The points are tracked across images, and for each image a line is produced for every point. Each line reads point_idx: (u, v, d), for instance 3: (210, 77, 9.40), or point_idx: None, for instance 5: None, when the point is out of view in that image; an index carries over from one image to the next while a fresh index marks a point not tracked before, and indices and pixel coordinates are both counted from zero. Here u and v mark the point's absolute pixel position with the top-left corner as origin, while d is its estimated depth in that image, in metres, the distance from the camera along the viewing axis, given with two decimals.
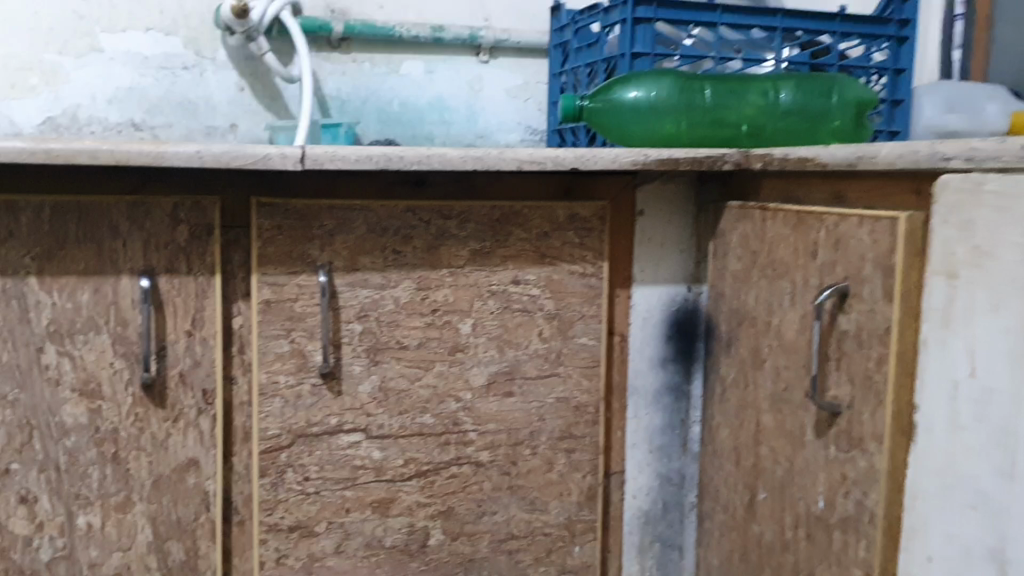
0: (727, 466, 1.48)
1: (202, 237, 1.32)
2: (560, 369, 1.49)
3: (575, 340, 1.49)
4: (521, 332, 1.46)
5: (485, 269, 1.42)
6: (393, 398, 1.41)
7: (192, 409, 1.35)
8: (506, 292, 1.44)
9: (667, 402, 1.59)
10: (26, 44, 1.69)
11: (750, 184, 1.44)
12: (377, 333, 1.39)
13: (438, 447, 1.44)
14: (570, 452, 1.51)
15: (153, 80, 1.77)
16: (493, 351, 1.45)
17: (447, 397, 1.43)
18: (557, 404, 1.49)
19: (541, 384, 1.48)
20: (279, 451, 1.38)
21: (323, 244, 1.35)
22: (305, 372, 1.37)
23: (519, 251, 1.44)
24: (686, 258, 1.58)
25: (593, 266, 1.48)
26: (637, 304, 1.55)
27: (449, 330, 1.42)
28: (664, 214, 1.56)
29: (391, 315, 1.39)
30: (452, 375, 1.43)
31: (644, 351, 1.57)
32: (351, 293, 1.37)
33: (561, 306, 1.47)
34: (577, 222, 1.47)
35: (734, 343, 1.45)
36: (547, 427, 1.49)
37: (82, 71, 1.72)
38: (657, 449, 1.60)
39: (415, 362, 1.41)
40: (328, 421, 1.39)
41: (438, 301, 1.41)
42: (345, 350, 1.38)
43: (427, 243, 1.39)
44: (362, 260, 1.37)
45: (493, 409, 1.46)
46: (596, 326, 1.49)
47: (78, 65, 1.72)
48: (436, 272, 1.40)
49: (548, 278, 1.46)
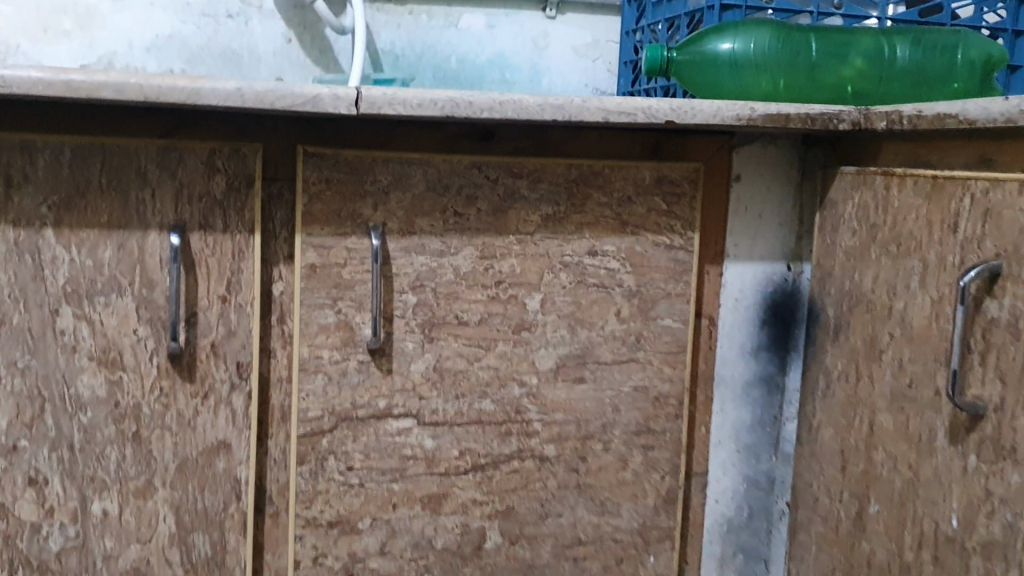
0: (829, 471, 1.29)
1: (242, 190, 1.15)
2: (640, 354, 1.31)
3: (659, 322, 1.31)
4: (598, 312, 1.28)
5: (559, 238, 1.25)
6: (450, 379, 1.24)
7: (224, 385, 1.18)
8: (582, 264, 1.26)
9: (758, 396, 1.40)
10: None
11: (867, 147, 1.25)
12: (433, 306, 1.22)
13: (499, 437, 1.27)
14: (648, 448, 1.33)
15: (195, 27, 1.60)
16: (563, 331, 1.27)
17: (510, 381, 1.26)
18: (635, 394, 1.31)
19: (618, 370, 1.30)
20: (320, 436, 1.21)
21: (377, 203, 1.18)
22: (352, 347, 1.20)
23: (597, 219, 1.26)
24: (786, 233, 1.38)
25: (680, 238, 1.30)
26: (728, 284, 1.37)
27: (514, 305, 1.25)
28: (763, 181, 1.36)
29: (450, 287, 1.22)
30: (517, 356, 1.26)
31: (734, 337, 1.38)
32: (408, 259, 1.20)
33: (645, 283, 1.29)
34: (665, 186, 1.29)
35: (843, 331, 1.27)
36: (622, 420, 1.31)
37: (119, 16, 1.57)
38: (744, 449, 1.41)
39: (475, 340, 1.24)
40: (376, 404, 1.22)
41: (504, 272, 1.24)
42: (398, 323, 1.21)
43: (493, 206, 1.22)
44: (420, 223, 1.20)
45: (563, 397, 1.28)
46: (683, 308, 1.31)
47: (116, 9, 1.56)
48: (501, 239, 1.23)
49: (630, 249, 1.28)
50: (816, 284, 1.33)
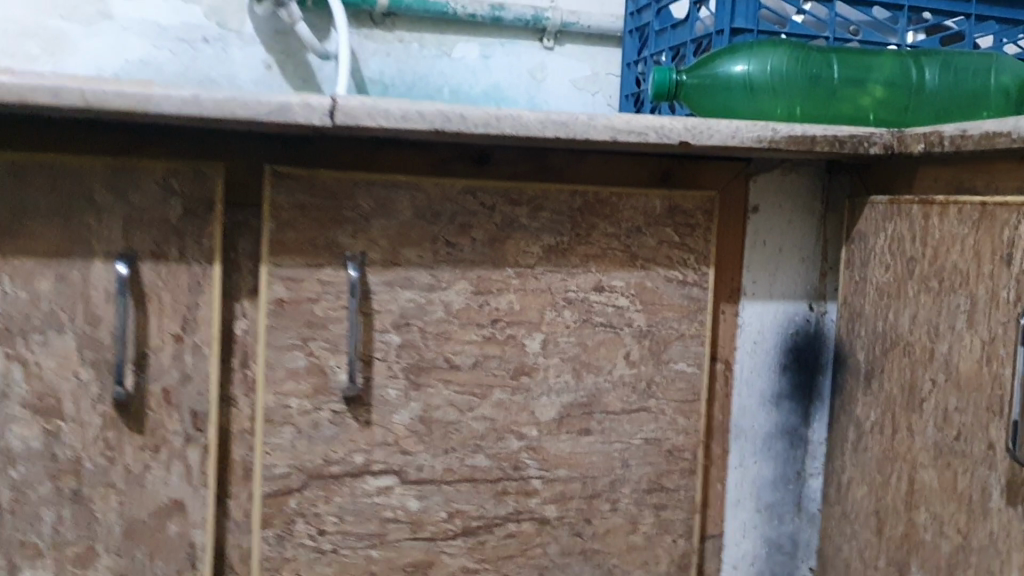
0: (863, 535, 1.14)
1: (200, 212, 1.02)
2: (650, 403, 1.17)
3: (671, 367, 1.18)
4: (605, 355, 1.15)
5: (561, 271, 1.12)
6: (437, 432, 1.10)
7: (177, 437, 1.04)
8: (587, 301, 1.13)
9: (780, 450, 1.26)
10: (27, 6, 1.41)
11: (897, 172, 1.11)
12: (420, 349, 1.08)
13: (493, 498, 1.12)
14: (659, 509, 1.19)
15: (171, 54, 1.48)
16: (567, 377, 1.14)
17: (507, 433, 1.12)
18: (645, 447, 1.18)
19: (626, 421, 1.16)
20: (287, 496, 1.06)
21: (353, 231, 1.05)
22: (326, 394, 1.06)
23: (604, 251, 1.13)
24: (808, 270, 1.24)
25: (695, 274, 1.17)
26: (747, 325, 1.22)
27: (511, 347, 1.11)
28: (784, 212, 1.22)
29: (439, 325, 1.08)
30: (512, 405, 1.12)
31: (753, 384, 1.24)
32: (393, 295, 1.06)
33: (655, 322, 1.16)
34: (679, 216, 1.15)
35: (876, 376, 1.12)
36: (631, 476, 1.17)
37: (90, 42, 1.44)
38: (765, 509, 1.26)
39: (468, 387, 1.10)
40: (353, 460, 1.08)
41: (502, 309, 1.11)
42: (379, 367, 1.07)
43: (489, 235, 1.09)
44: (405, 253, 1.06)
45: (565, 451, 1.15)
46: (695, 349, 1.18)
47: (87, 34, 1.44)
48: (498, 272, 1.10)
49: (639, 285, 1.15)
50: (844, 324, 1.19)
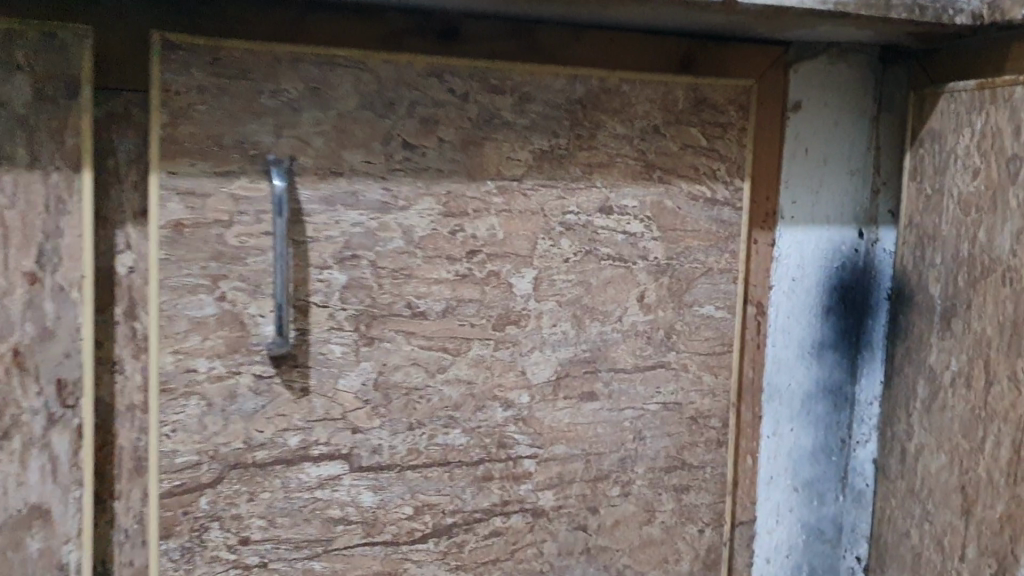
0: (942, 517, 0.89)
1: (59, 101, 0.70)
2: (670, 357, 0.90)
3: (696, 310, 0.91)
4: (614, 296, 0.87)
5: (557, 186, 0.84)
6: (397, 402, 0.82)
7: (35, 419, 0.73)
8: (591, 226, 0.86)
9: (820, 413, 1.00)
10: None
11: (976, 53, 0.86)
12: (374, 291, 0.80)
13: (471, 486, 0.85)
14: (681, 492, 0.92)
15: None
16: (566, 327, 0.86)
17: (489, 401, 0.85)
18: (664, 414, 0.91)
19: (639, 383, 0.89)
20: (195, 494, 0.77)
21: (277, 127, 0.76)
22: (245, 353, 0.78)
23: (612, 158, 0.86)
24: (857, 186, 0.99)
25: (724, 190, 0.90)
26: (784, 256, 0.96)
27: (492, 287, 0.84)
28: (829, 111, 0.97)
29: (395, 257, 0.80)
30: (494, 365, 0.85)
31: (791, 332, 0.98)
32: (333, 215, 0.78)
33: (675, 253, 0.89)
34: (706, 113, 0.89)
35: (959, 314, 0.87)
36: (647, 452, 0.90)
37: None
38: (802, 487, 1.01)
39: (438, 341, 0.83)
40: (285, 441, 0.79)
41: (480, 236, 0.83)
42: (318, 316, 0.78)
43: (462, 135, 0.81)
44: (350, 158, 0.78)
45: (562, 424, 0.87)
46: (724, 287, 0.92)
47: None
48: (475, 187, 0.82)
49: (658, 204, 0.88)
50: (908, 254, 0.95)
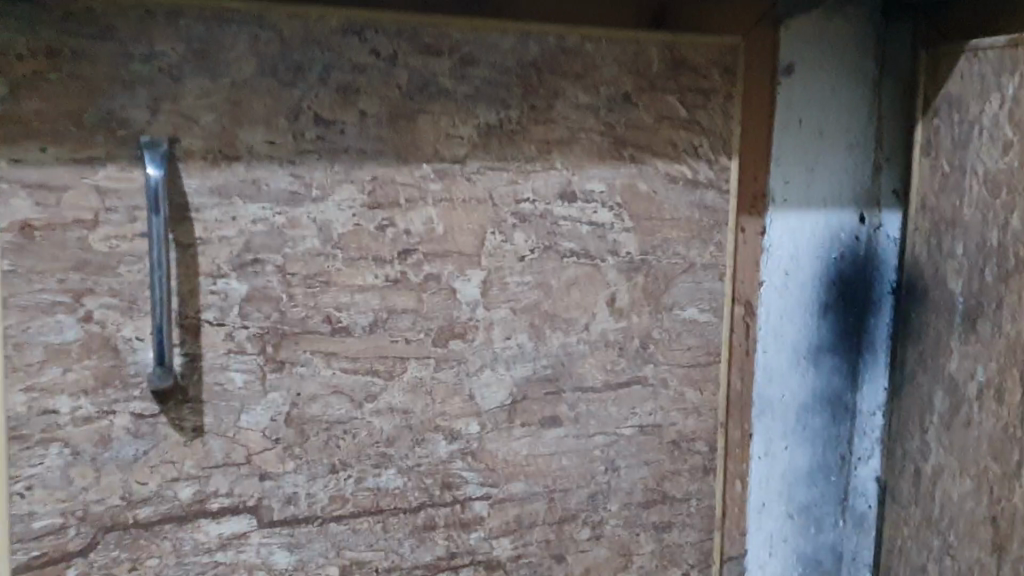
0: (968, 552, 0.76)
1: None
2: (648, 371, 0.75)
3: (677, 315, 0.76)
4: (579, 301, 0.73)
5: (507, 169, 0.69)
6: (315, 439, 0.67)
7: None
8: (549, 217, 0.71)
9: (817, 427, 0.86)
10: None
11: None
12: (282, 306, 0.65)
13: (410, 538, 0.70)
14: (661, 529, 0.78)
15: None
16: (522, 339, 0.71)
17: (430, 433, 0.70)
18: (641, 439, 0.76)
19: (611, 403, 0.75)
20: (60, 566, 0.61)
21: (153, 101, 0.60)
22: (120, 388, 0.62)
23: (574, 134, 0.71)
24: (858, 163, 0.85)
25: (708, 170, 0.75)
26: (774, 245, 0.82)
27: (431, 294, 0.68)
28: (824, 77, 0.82)
29: (309, 261, 0.65)
30: (435, 389, 0.70)
31: (784, 335, 0.83)
32: (229, 210, 0.63)
33: (652, 247, 0.74)
34: (686, 78, 0.74)
35: (986, 314, 0.73)
36: (622, 485, 0.76)
37: None
38: (799, 514, 0.87)
39: (365, 363, 0.67)
40: (176, 494, 0.64)
41: (415, 232, 0.67)
42: (211, 338, 0.63)
43: (389, 107, 0.65)
44: (247, 137, 0.62)
45: (519, 456, 0.73)
46: (710, 286, 0.77)
47: None
48: (408, 172, 0.67)
49: (630, 187, 0.73)
50: (921, 242, 0.81)
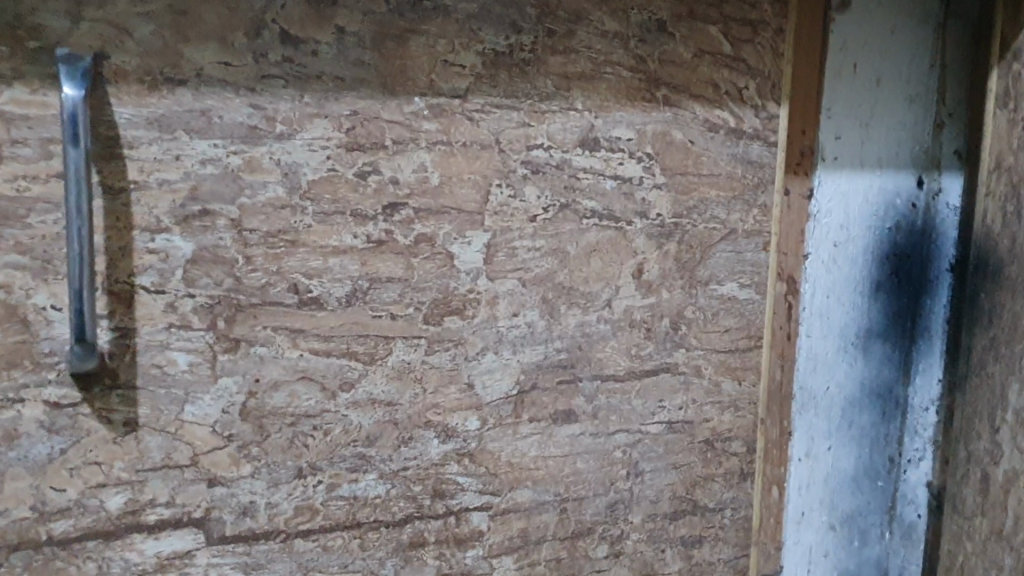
0: None
1: None
2: (680, 358, 0.63)
3: (715, 291, 0.63)
4: (599, 272, 0.60)
5: (518, 108, 0.57)
6: (278, 436, 0.54)
7: None
8: (567, 168, 0.58)
9: (865, 426, 0.75)
10: None
11: None
12: (239, 271, 0.52)
13: (394, 558, 0.58)
14: (690, 545, 0.66)
15: None
16: (531, 318, 0.59)
17: (419, 430, 0.57)
18: (669, 439, 0.64)
19: (636, 395, 0.62)
20: None
21: (74, 5, 0.47)
22: (30, 371, 0.49)
23: (597, 68, 0.58)
24: (918, 118, 0.73)
25: (753, 119, 0.63)
26: (822, 212, 0.70)
27: (424, 259, 0.56)
28: (883, 13, 0.70)
29: (271, 215, 0.52)
30: (426, 376, 0.57)
31: (832, 318, 0.72)
32: (172, 147, 0.50)
33: (687, 208, 0.62)
34: (731, 5, 0.61)
35: None
36: (647, 493, 0.64)
37: None
38: (843, 524, 0.75)
39: (340, 342, 0.55)
40: (102, 503, 0.51)
41: (404, 182, 0.55)
42: (148, 308, 0.51)
43: (374, 25, 0.53)
44: (195, 56, 0.50)
45: (525, 459, 0.60)
46: (752, 258, 0.64)
47: None
48: (396, 108, 0.54)
49: (663, 135, 0.60)
50: (994, 211, 0.69)
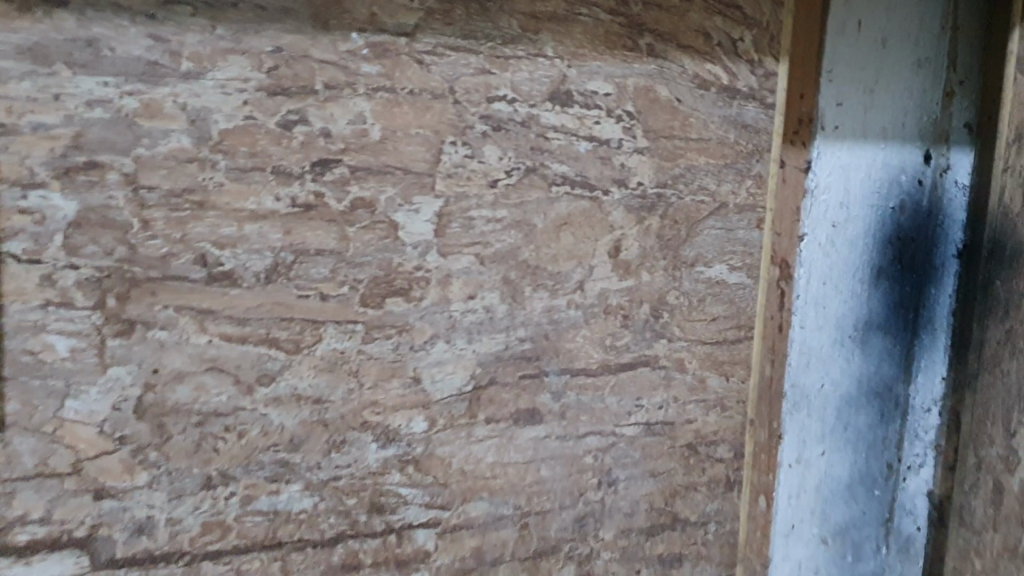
0: None
1: None
2: (661, 351, 0.55)
3: (700, 273, 0.55)
4: (570, 249, 0.51)
5: (477, 51, 0.47)
6: (182, 438, 0.45)
7: None
8: (534, 124, 0.49)
9: (862, 428, 0.67)
10: None
11: None
12: (135, 239, 0.43)
13: None
14: (669, 566, 0.58)
15: None
16: (489, 302, 0.50)
17: (355, 432, 0.48)
18: (647, 442, 0.55)
19: (610, 393, 0.54)
20: None
21: None
22: None
23: (570, 7, 0.49)
24: (929, 84, 0.64)
25: (749, 76, 0.54)
26: (821, 189, 0.62)
27: (362, 228, 0.47)
28: None
29: (175, 169, 0.43)
30: (363, 368, 0.48)
31: (828, 309, 0.63)
32: (49, 84, 0.40)
33: (672, 176, 0.53)
34: None
35: None
36: (621, 505, 0.55)
37: None
38: (835, 537, 0.67)
39: (257, 326, 0.46)
40: None
41: (339, 136, 0.46)
42: (19, 281, 0.41)
43: None
44: None
45: (480, 466, 0.52)
46: (745, 236, 0.56)
47: None
48: (330, 46, 0.45)
49: (647, 91, 0.51)
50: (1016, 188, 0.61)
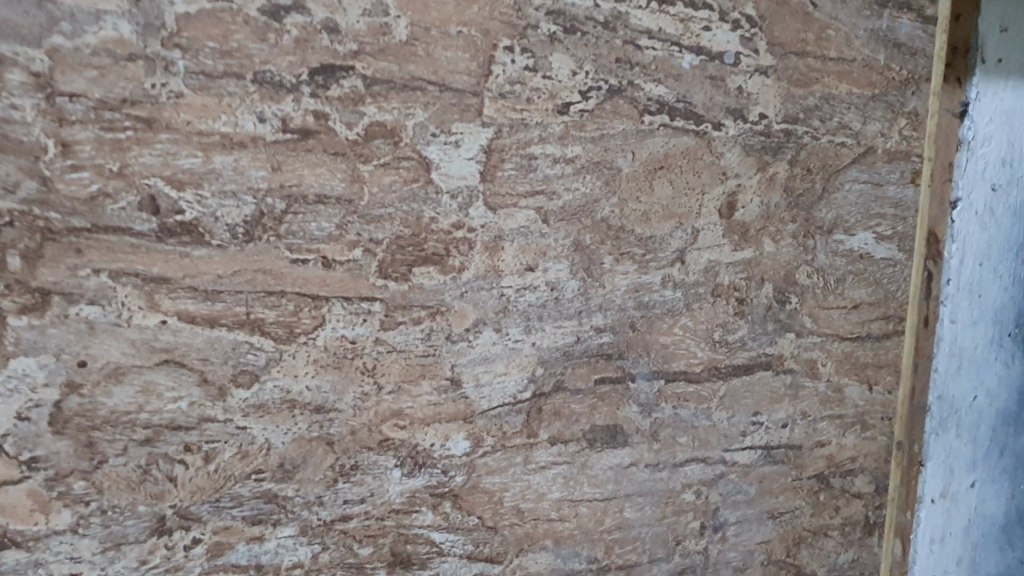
0: None
1: None
2: (784, 348, 0.40)
3: (839, 244, 0.41)
4: (667, 203, 0.37)
5: None
6: (121, 464, 0.31)
7: None
8: (620, 27, 0.35)
9: None
10: None
11: None
12: (48, 171, 0.29)
13: None
14: None
15: None
16: (557, 277, 0.36)
17: (371, 454, 0.35)
18: (766, 473, 0.41)
19: (717, 405, 0.40)
20: None
21: None
22: None
23: None
24: None
25: None
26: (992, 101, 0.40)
27: (382, 167, 0.33)
28: None
29: (108, 71, 0.30)
30: (381, 365, 0.34)
31: (988, 267, 0.41)
32: None
33: (804, 109, 0.39)
34: None
35: None
36: (728, 558, 0.41)
37: None
38: None
39: (230, 302, 0.32)
40: None
41: (349, 33, 0.32)
42: None
43: None
44: None
45: (543, 504, 0.38)
46: (897, 194, 0.41)
47: None
48: None
49: None
50: None
